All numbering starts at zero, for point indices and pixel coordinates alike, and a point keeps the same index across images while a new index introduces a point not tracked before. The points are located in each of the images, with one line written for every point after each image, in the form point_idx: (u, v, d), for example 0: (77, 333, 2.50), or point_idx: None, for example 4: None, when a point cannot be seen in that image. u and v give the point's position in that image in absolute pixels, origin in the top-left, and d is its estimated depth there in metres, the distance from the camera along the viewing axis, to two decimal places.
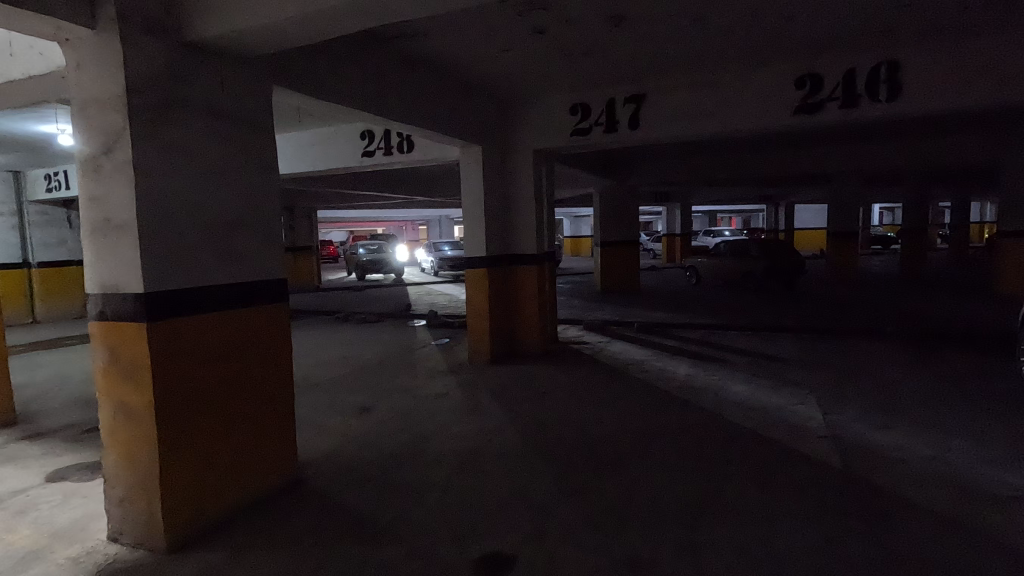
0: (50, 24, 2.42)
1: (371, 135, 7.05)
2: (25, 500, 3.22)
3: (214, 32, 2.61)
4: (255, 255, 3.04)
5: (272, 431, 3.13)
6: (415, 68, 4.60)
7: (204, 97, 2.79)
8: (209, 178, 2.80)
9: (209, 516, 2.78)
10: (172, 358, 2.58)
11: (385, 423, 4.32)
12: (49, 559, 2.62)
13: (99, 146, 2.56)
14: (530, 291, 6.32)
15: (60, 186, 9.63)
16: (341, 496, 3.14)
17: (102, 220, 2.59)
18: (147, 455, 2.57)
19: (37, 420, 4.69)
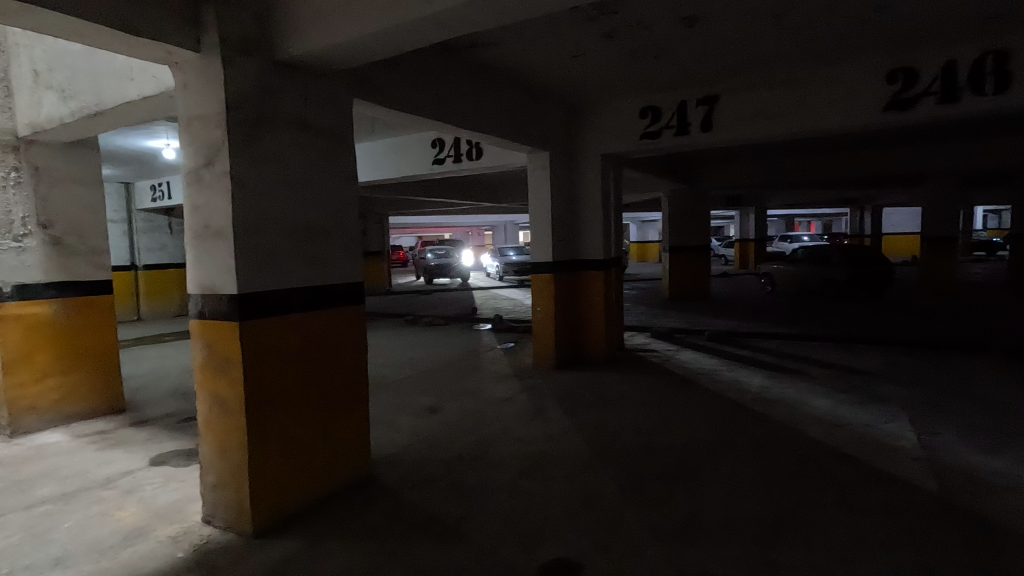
0: (162, 49, 2.67)
1: (441, 143, 7.26)
2: (131, 481, 3.55)
3: (303, 48, 2.78)
4: (336, 259, 3.21)
5: (349, 428, 3.29)
6: (485, 77, 4.70)
7: (292, 111, 2.98)
8: (296, 186, 2.99)
9: (291, 504, 2.96)
10: (261, 355, 2.77)
11: (452, 425, 4.42)
12: (152, 536, 2.87)
13: (201, 159, 2.79)
14: (596, 296, 6.25)
15: (162, 196, 10.58)
16: (411, 493, 3.24)
17: (202, 227, 2.82)
18: (238, 444, 2.77)
19: (142, 408, 5.17)
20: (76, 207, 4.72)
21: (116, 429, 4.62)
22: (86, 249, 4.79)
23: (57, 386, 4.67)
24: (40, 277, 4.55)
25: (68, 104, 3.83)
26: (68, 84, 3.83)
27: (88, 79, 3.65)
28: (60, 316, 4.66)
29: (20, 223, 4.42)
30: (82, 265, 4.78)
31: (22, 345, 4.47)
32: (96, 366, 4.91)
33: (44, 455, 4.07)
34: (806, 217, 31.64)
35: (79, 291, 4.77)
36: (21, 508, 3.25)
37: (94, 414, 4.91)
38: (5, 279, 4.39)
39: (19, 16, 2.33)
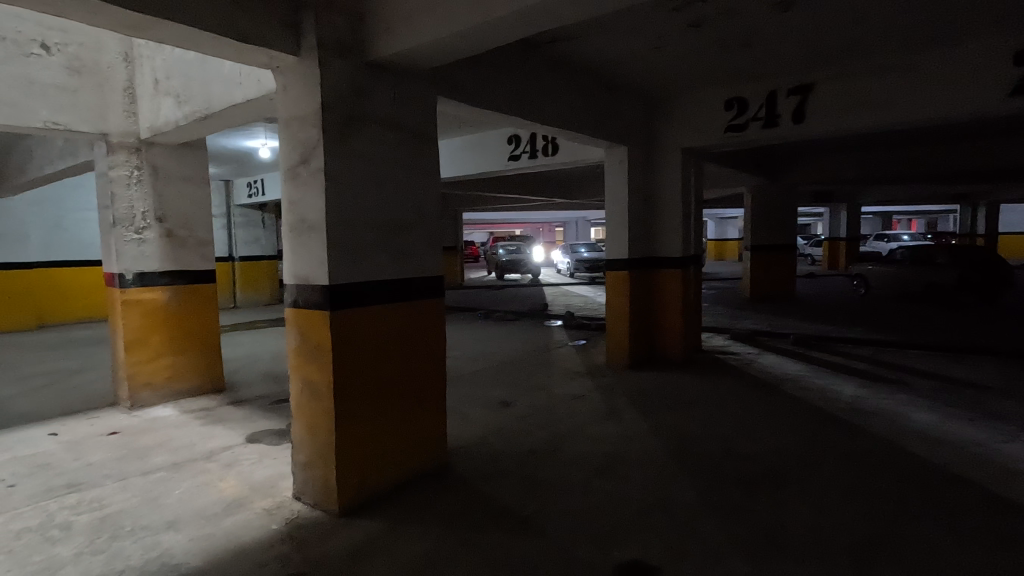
0: (266, 54, 2.85)
1: (517, 139, 7.32)
2: (231, 456, 3.85)
3: (393, 49, 2.89)
4: (418, 252, 3.31)
5: (427, 417, 3.39)
6: (565, 72, 4.67)
7: (381, 110, 3.10)
8: (383, 183, 3.11)
9: (373, 487, 3.09)
10: (348, 345, 2.91)
11: (525, 419, 4.44)
12: (249, 507, 3.10)
13: (298, 157, 2.96)
14: (673, 295, 6.08)
15: (258, 192, 11.37)
16: (486, 484, 3.29)
17: (297, 221, 2.99)
18: (326, 427, 2.93)
19: (240, 389, 5.59)
20: (187, 202, 5.16)
21: (218, 407, 5.02)
22: (195, 241, 5.23)
23: (169, 365, 5.15)
24: (157, 266, 5.03)
25: (182, 108, 4.19)
26: (183, 90, 4.19)
27: (200, 85, 3.98)
28: (172, 302, 5.13)
29: (141, 217, 4.91)
30: (191, 256, 5.22)
31: (141, 327, 4.96)
32: (201, 348, 5.35)
33: (158, 427, 4.50)
34: (906, 214, 29.10)
35: (188, 280, 5.22)
36: (139, 474, 3.61)
37: (200, 392, 5.36)
38: (128, 268, 4.89)
39: (147, 29, 2.57)
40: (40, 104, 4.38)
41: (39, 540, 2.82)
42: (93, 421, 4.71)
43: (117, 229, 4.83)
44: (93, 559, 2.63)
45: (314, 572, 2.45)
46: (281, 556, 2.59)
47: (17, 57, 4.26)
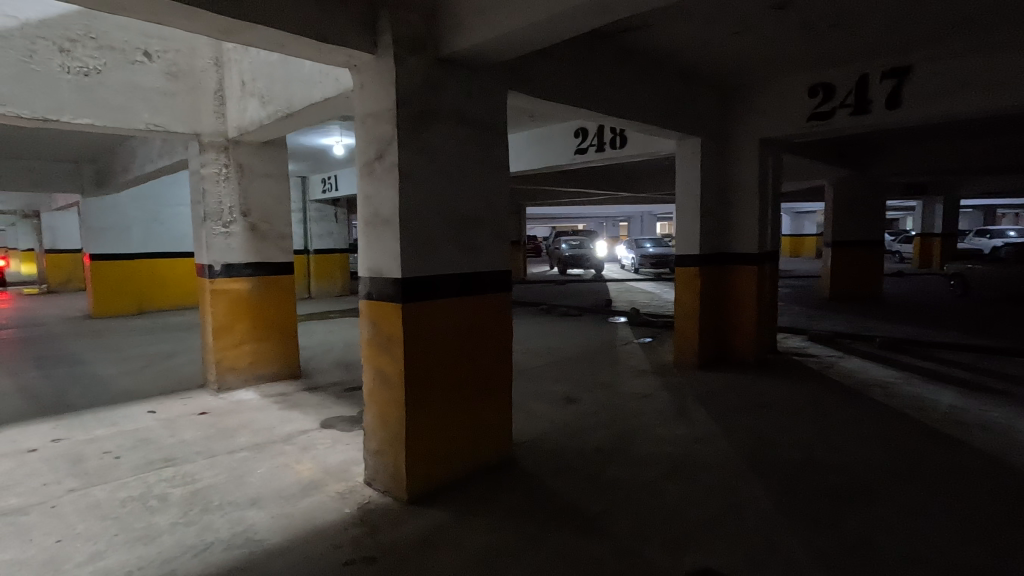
0: (345, 54, 2.94)
1: (584, 132, 7.21)
2: (307, 439, 4.04)
3: (465, 44, 2.90)
4: (487, 247, 3.32)
5: (493, 411, 3.41)
6: (636, 61, 4.54)
7: (453, 104, 3.12)
8: (453, 177, 3.13)
9: (440, 477, 3.14)
10: (419, 336, 2.97)
11: (590, 416, 4.39)
12: (324, 490, 3.23)
13: (373, 153, 3.03)
14: (747, 292, 5.81)
15: (331, 188, 11.86)
16: (550, 480, 3.27)
17: (372, 215, 3.06)
18: (397, 416, 3.00)
19: (314, 375, 5.86)
20: (269, 198, 5.44)
21: (294, 392, 5.29)
22: (275, 235, 5.51)
23: (251, 351, 5.46)
24: (241, 258, 5.34)
25: (266, 108, 4.41)
26: (266, 91, 4.41)
27: (282, 85, 4.18)
28: (254, 292, 5.43)
29: (228, 212, 5.22)
30: (272, 248, 5.50)
31: (226, 314, 5.29)
32: (279, 337, 5.64)
33: (241, 409, 4.79)
34: (1015, 207, 26.34)
35: (268, 271, 5.51)
36: (225, 452, 3.86)
37: (278, 377, 5.65)
38: (216, 259, 5.21)
39: (238, 33, 2.71)
40: (142, 107, 4.76)
41: (140, 509, 3.07)
42: (185, 400, 5.09)
43: (207, 224, 5.16)
44: (185, 530, 2.83)
45: (384, 557, 2.52)
46: (353, 539, 2.68)
47: (123, 65, 4.65)
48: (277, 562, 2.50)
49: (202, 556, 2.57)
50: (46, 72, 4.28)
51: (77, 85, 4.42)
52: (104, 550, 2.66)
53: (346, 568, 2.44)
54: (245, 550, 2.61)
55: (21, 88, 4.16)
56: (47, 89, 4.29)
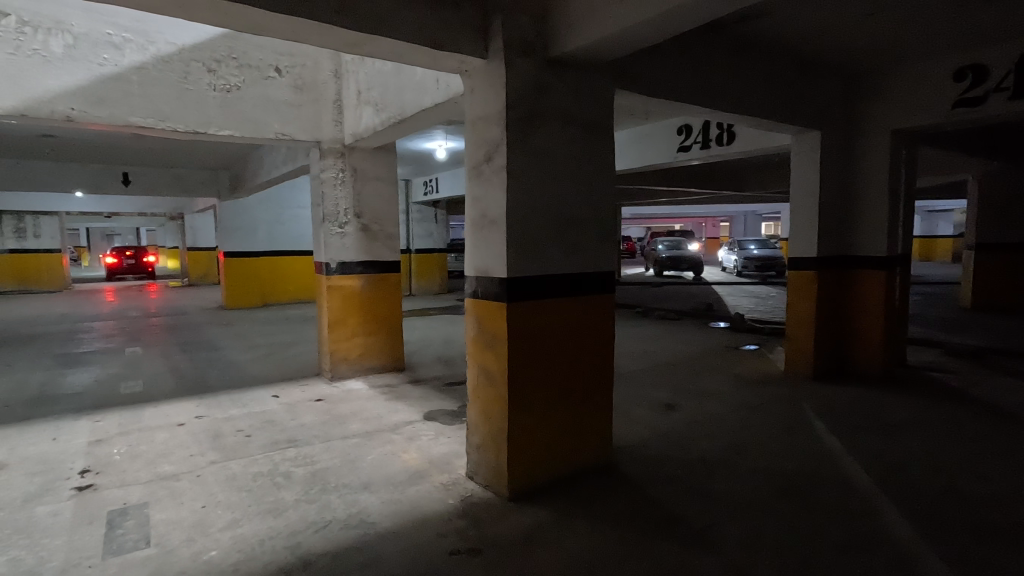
0: (458, 59, 3.04)
1: (688, 129, 7.00)
2: (412, 430, 4.23)
3: (576, 44, 2.89)
4: (591, 248, 3.30)
5: (594, 414, 3.37)
6: (751, 52, 4.29)
7: (560, 104, 3.12)
8: (560, 178, 3.14)
9: (540, 476, 3.16)
10: (522, 335, 3.00)
11: (693, 425, 4.21)
12: (429, 480, 3.36)
13: (482, 155, 3.10)
14: (872, 299, 5.30)
15: (433, 190, 12.38)
16: (653, 488, 3.17)
17: (480, 215, 3.14)
18: (500, 413, 3.06)
19: (416, 369, 6.14)
20: (380, 200, 5.77)
21: (398, 384, 5.58)
22: (384, 235, 5.84)
23: (361, 344, 5.82)
24: (354, 257, 5.70)
25: (380, 115, 4.67)
26: (380, 99, 4.67)
27: (396, 93, 4.40)
28: (365, 288, 5.78)
29: (343, 214, 5.59)
30: (380, 248, 5.83)
31: (340, 309, 5.67)
32: (386, 331, 5.96)
33: (352, 398, 5.13)
34: None
35: (377, 269, 5.83)
36: (340, 437, 4.14)
37: (384, 369, 5.98)
38: (333, 258, 5.61)
39: (361, 46, 2.90)
40: (273, 118, 5.24)
41: (268, 484, 3.38)
42: (303, 387, 5.53)
43: (326, 224, 5.56)
44: (307, 507, 3.07)
45: (489, 550, 2.58)
46: (459, 530, 2.77)
47: (258, 81, 5.15)
48: (389, 545, 2.64)
49: (322, 533, 2.78)
50: (197, 90, 4.84)
51: (220, 100, 4.95)
52: (241, 519, 2.95)
53: (453, 557, 2.52)
54: (360, 530, 2.79)
55: (177, 105, 4.75)
56: (197, 105, 4.85)
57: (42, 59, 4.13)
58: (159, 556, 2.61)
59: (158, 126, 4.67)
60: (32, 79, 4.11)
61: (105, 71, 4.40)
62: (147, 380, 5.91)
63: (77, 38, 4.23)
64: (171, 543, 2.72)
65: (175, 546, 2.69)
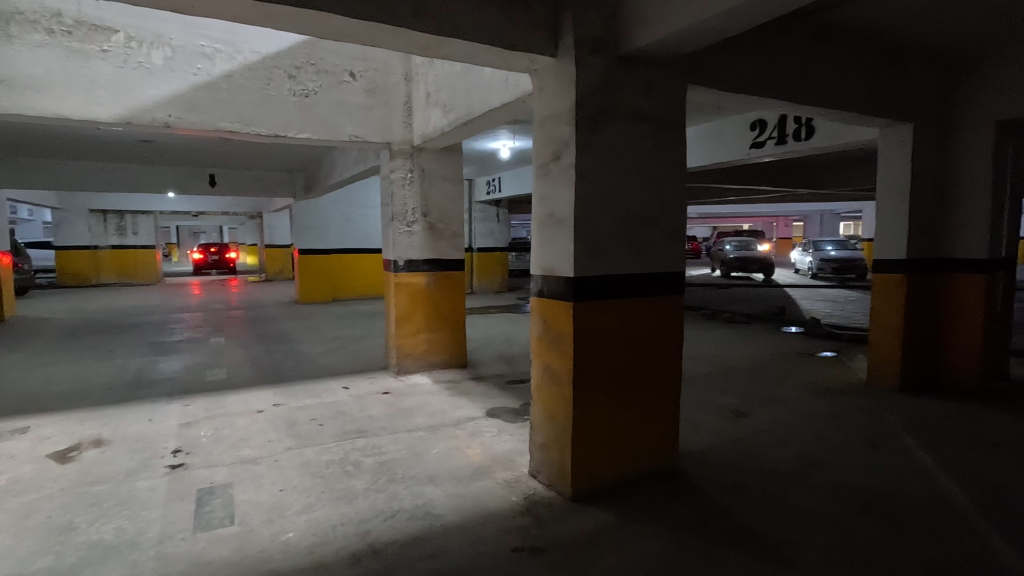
0: (528, 59, 3.05)
1: (763, 124, 6.70)
2: (475, 426, 4.29)
3: (647, 40, 2.83)
4: (660, 248, 3.22)
5: (659, 418, 3.30)
6: (835, 41, 4.04)
7: (631, 101, 3.06)
8: (628, 177, 3.08)
9: (604, 478, 3.12)
10: (588, 335, 2.97)
11: (765, 434, 4.03)
12: (493, 476, 3.40)
13: (550, 154, 3.10)
14: (969, 306, 4.87)
15: (495, 189, 12.51)
16: (722, 497, 3.06)
17: (547, 215, 3.14)
18: (564, 413, 3.04)
19: (478, 366, 6.22)
20: (446, 199, 5.88)
21: (461, 380, 5.67)
22: (450, 233, 5.95)
23: (426, 340, 5.97)
24: (421, 254, 5.84)
25: (448, 116, 4.76)
26: (448, 100, 4.75)
27: (464, 94, 4.46)
28: (431, 286, 5.91)
29: (411, 213, 5.74)
30: (446, 246, 5.95)
31: (407, 305, 5.83)
32: (450, 328, 6.07)
33: (417, 392, 5.27)
34: None
35: (442, 267, 5.95)
36: (406, 430, 4.26)
37: (447, 365, 6.10)
38: (400, 255, 5.77)
39: (435, 48, 2.96)
40: (346, 121, 5.45)
41: (339, 471, 3.52)
42: (371, 380, 5.74)
43: (394, 223, 5.73)
44: (376, 496, 3.18)
45: (552, 549, 2.57)
46: (522, 528, 2.78)
47: (334, 85, 5.38)
48: (453, 538, 2.69)
49: (390, 522, 2.87)
50: (278, 96, 5.12)
51: (299, 105, 5.21)
52: (314, 504, 3.10)
53: (516, 555, 2.54)
54: (426, 522, 2.85)
55: (261, 110, 5.04)
56: (278, 110, 5.13)
57: (144, 70, 4.52)
58: (241, 534, 2.78)
59: (243, 130, 4.98)
60: (136, 89, 4.51)
61: (198, 79, 4.73)
62: (229, 368, 6.32)
63: (174, 50, 4.60)
64: (252, 523, 2.89)
65: (256, 526, 2.86)
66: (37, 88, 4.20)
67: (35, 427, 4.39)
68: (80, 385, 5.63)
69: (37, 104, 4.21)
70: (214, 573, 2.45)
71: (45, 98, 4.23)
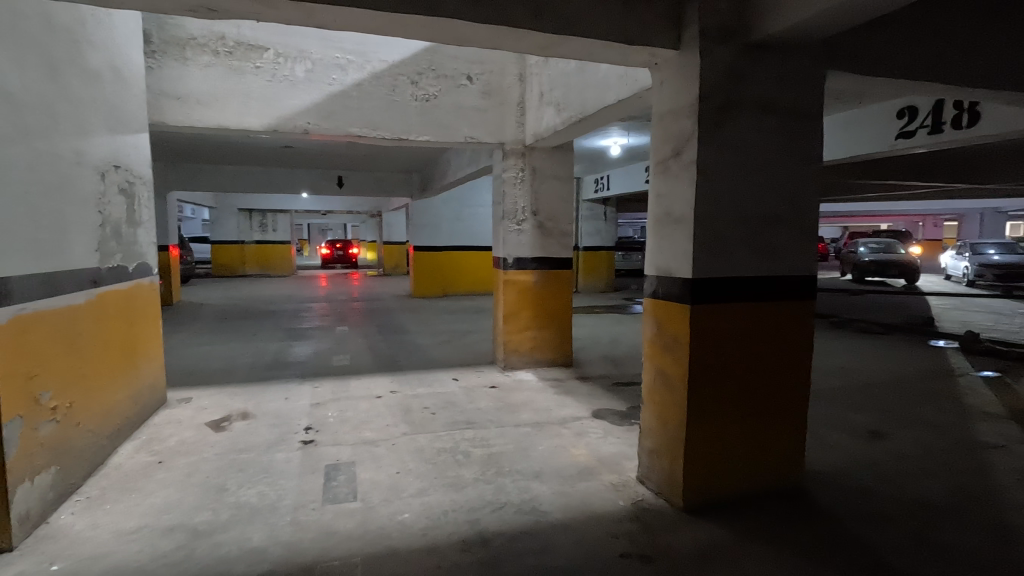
0: (648, 53, 2.96)
1: (913, 112, 5.98)
2: (581, 426, 4.27)
3: (782, 25, 2.62)
4: (789, 250, 2.98)
5: (782, 432, 3.06)
6: (1013, 11, 3.47)
7: (760, 92, 2.87)
8: (756, 173, 2.89)
9: (718, 492, 2.95)
10: (705, 340, 2.82)
11: (908, 459, 3.59)
12: (600, 478, 3.36)
13: (670, 150, 2.98)
14: None
15: (604, 187, 12.34)
16: (856, 525, 2.77)
17: (665, 214, 3.02)
18: (677, 420, 2.91)
19: (584, 366, 6.18)
20: (556, 198, 5.90)
21: (566, 379, 5.68)
22: (559, 232, 5.97)
23: (532, 337, 6.03)
24: (530, 253, 5.91)
25: (561, 114, 4.77)
26: (562, 99, 4.76)
27: (577, 92, 4.44)
28: (538, 283, 5.97)
29: (521, 212, 5.83)
30: (554, 244, 5.97)
31: (515, 302, 5.92)
32: (556, 327, 6.09)
33: (523, 388, 5.35)
34: None
35: (550, 265, 5.98)
36: (513, 424, 4.35)
37: (553, 363, 6.13)
38: (510, 253, 5.88)
39: (553, 47, 2.98)
40: (463, 123, 5.66)
41: (450, 460, 3.67)
42: (479, 373, 5.93)
43: (504, 222, 5.85)
44: (484, 487, 3.27)
45: (662, 560, 2.48)
46: (630, 533, 2.71)
47: (452, 89, 5.60)
48: (560, 536, 2.69)
49: (498, 513, 2.94)
50: (401, 101, 5.43)
51: (420, 109, 5.49)
52: (427, 488, 3.25)
53: (624, 561, 2.48)
54: (532, 517, 2.89)
55: (386, 115, 5.37)
56: (401, 114, 5.44)
57: (289, 83, 5.01)
58: (363, 510, 3.00)
59: (370, 135, 5.33)
60: (281, 100, 5.01)
61: (333, 89, 5.16)
62: (352, 355, 6.85)
63: (314, 63, 5.06)
64: (372, 501, 3.10)
65: (375, 504, 3.07)
66: (204, 103, 4.81)
67: (195, 398, 5.06)
68: (230, 363, 6.41)
69: (204, 117, 4.83)
70: (339, 543, 2.67)
71: (210, 111, 4.84)
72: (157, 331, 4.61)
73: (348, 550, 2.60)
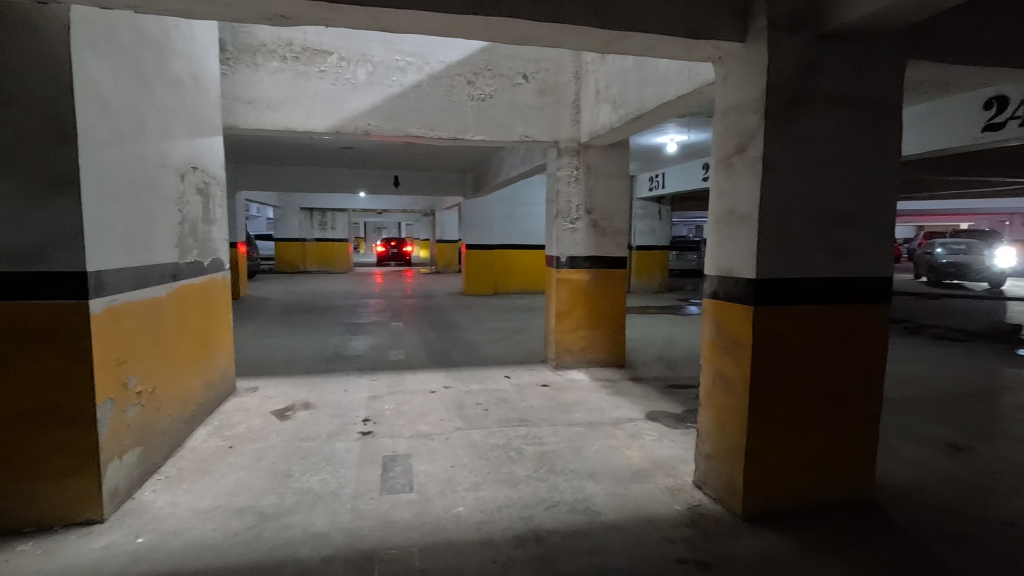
0: (712, 46, 2.87)
1: (1002, 102, 5.53)
2: (636, 428, 4.21)
3: (858, 13, 2.49)
4: (862, 251, 2.83)
5: (852, 441, 2.92)
6: None
7: (832, 83, 2.73)
8: (826, 169, 2.76)
9: (780, 501, 2.84)
10: (769, 342, 2.72)
11: (993, 475, 3.34)
12: (655, 481, 3.30)
13: (734, 146, 2.89)
14: None
15: (659, 185, 12.09)
16: (934, 543, 2.60)
17: (727, 212, 2.93)
18: (738, 424, 2.82)
19: (637, 367, 6.09)
20: (610, 197, 5.84)
21: (620, 379, 5.62)
22: (613, 231, 5.90)
23: (584, 336, 6.00)
24: (583, 252, 5.88)
25: (618, 112, 4.72)
26: (619, 96, 4.70)
27: (635, 89, 4.37)
28: (591, 282, 5.92)
29: (575, 210, 5.80)
30: (608, 243, 5.91)
31: (567, 301, 5.90)
32: (609, 327, 6.03)
33: (576, 387, 5.33)
34: None
35: (604, 264, 5.92)
36: (565, 423, 4.34)
37: (605, 363, 6.08)
38: (563, 252, 5.86)
39: (613, 43, 2.94)
40: (518, 122, 5.68)
41: (503, 456, 3.70)
42: (531, 371, 5.94)
43: (558, 220, 5.83)
44: (537, 484, 3.28)
45: (721, 567, 2.42)
46: (687, 539, 2.65)
47: (508, 88, 5.64)
48: (614, 537, 2.67)
49: (552, 512, 2.94)
50: (458, 102, 5.51)
51: (476, 109, 5.56)
52: (481, 483, 3.30)
53: (681, 566, 2.43)
54: (586, 517, 2.87)
55: (443, 115, 5.47)
56: (458, 115, 5.52)
57: (351, 86, 5.19)
58: (419, 501, 3.07)
59: (428, 135, 5.45)
60: (344, 102, 5.19)
61: (393, 90, 5.29)
62: (407, 350, 7.02)
63: (375, 66, 5.21)
64: (428, 492, 3.17)
65: (431, 496, 3.14)
66: (273, 106, 5.05)
67: (262, 387, 5.33)
68: (294, 355, 6.70)
69: (273, 120, 5.06)
70: (397, 532, 2.74)
71: (278, 115, 5.07)
72: (228, 323, 4.87)
73: (405, 539, 2.67)
